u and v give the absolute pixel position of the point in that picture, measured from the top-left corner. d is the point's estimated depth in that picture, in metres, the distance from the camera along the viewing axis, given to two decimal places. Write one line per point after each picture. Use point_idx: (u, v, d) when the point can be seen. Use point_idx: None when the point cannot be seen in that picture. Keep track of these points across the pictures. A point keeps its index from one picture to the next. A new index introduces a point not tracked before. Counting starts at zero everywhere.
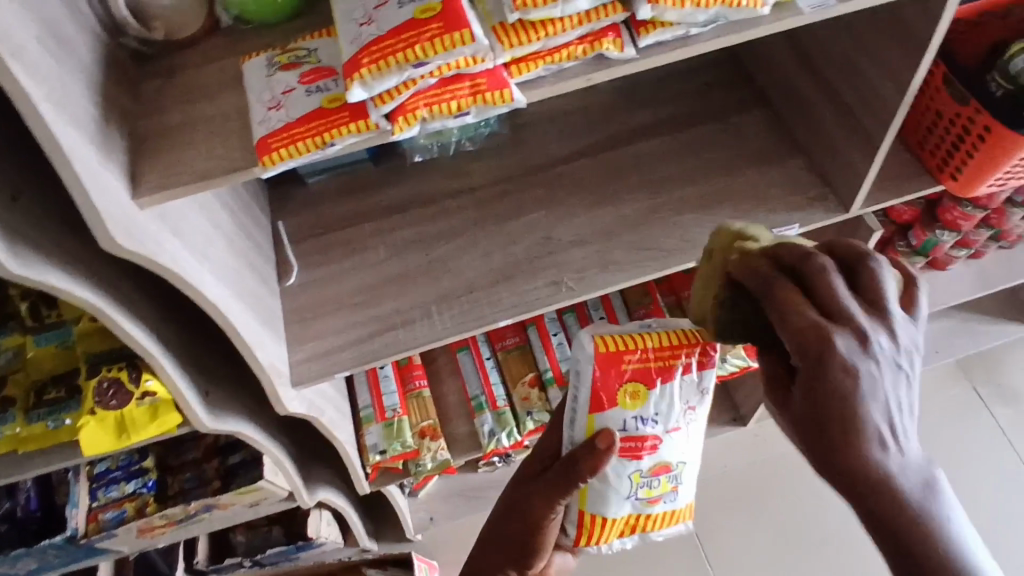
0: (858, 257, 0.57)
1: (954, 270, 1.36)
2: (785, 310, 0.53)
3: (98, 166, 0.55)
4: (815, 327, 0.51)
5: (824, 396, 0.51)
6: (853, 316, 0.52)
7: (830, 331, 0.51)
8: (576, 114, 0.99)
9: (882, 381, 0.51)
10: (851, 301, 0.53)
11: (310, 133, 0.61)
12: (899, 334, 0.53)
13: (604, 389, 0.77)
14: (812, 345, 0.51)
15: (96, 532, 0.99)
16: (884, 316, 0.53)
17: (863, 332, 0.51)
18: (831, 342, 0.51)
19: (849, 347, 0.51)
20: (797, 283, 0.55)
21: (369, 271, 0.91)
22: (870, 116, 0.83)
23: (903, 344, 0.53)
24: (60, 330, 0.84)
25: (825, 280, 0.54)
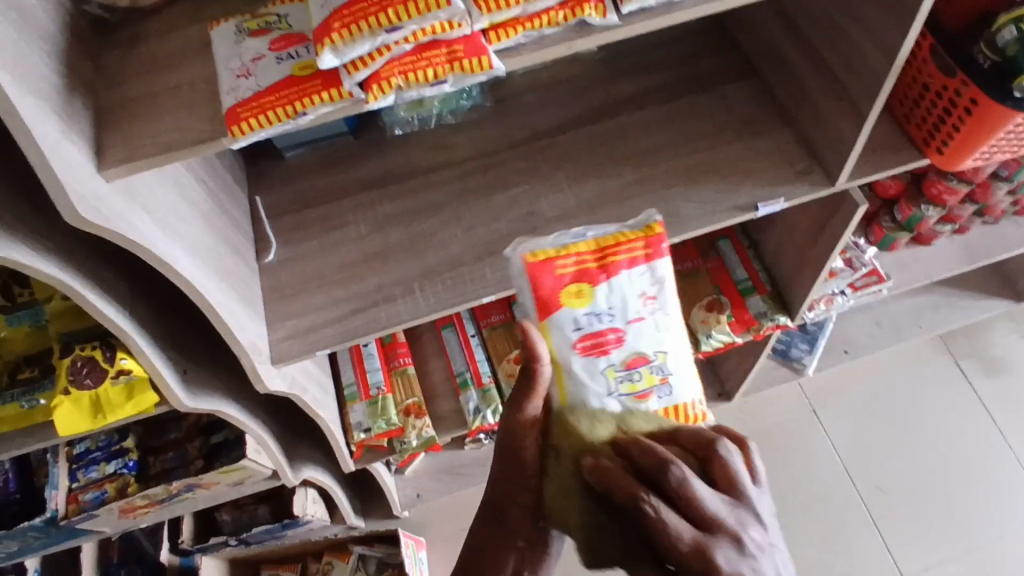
0: (663, 472, 0.53)
1: (939, 244, 1.36)
2: (670, 534, 0.51)
3: (61, 140, 0.53)
4: (701, 553, 0.50)
5: None
6: (727, 522, 0.52)
7: (714, 551, 0.50)
8: (559, 86, 0.97)
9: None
10: (687, 524, 0.51)
11: (281, 102, 0.58)
12: (740, 531, 0.52)
13: (546, 291, 0.63)
14: (701, 570, 0.50)
15: (76, 513, 0.98)
16: (719, 525, 0.52)
17: (739, 544, 0.51)
18: (716, 564, 0.50)
19: (760, 564, 0.51)
20: (682, 476, 0.52)
21: (350, 247, 0.89)
22: (858, 87, 0.82)
23: (751, 539, 0.52)
24: (32, 310, 0.80)
25: (682, 496, 0.52)
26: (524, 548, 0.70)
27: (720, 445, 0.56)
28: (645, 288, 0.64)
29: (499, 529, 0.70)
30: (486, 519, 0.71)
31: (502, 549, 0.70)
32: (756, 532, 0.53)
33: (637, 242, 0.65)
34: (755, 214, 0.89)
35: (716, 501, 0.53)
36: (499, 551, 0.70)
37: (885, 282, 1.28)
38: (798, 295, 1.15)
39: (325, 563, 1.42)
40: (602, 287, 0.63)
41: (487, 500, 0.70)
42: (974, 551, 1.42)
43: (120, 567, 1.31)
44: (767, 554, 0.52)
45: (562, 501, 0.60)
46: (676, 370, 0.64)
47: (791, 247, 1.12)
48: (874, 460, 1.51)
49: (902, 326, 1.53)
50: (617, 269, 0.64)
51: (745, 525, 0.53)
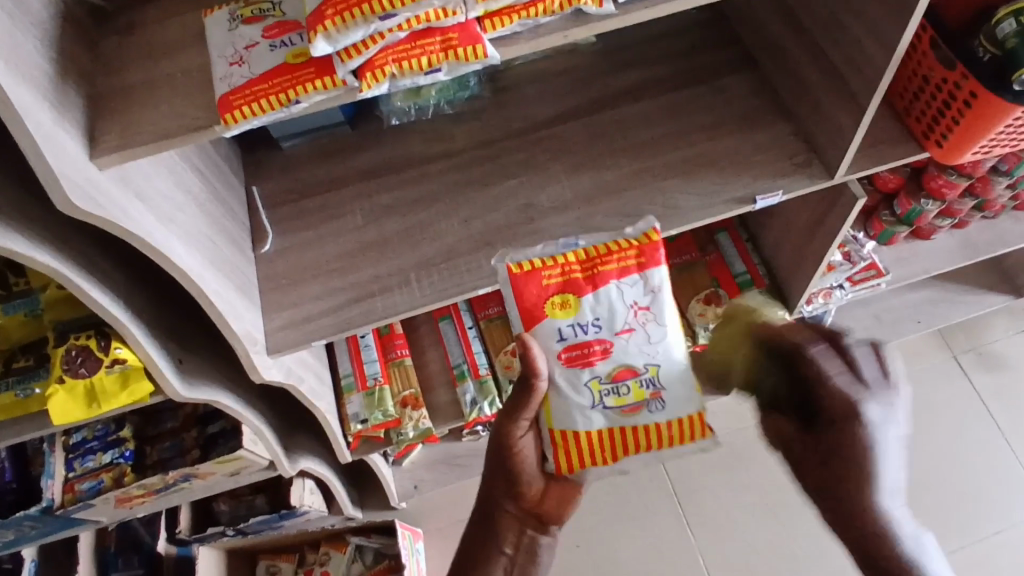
0: (834, 337, 0.68)
1: (938, 239, 1.35)
2: (818, 380, 0.65)
3: (53, 127, 0.53)
4: (848, 400, 0.64)
5: (851, 451, 0.63)
6: (877, 387, 0.65)
7: (857, 402, 0.64)
8: (558, 77, 0.97)
9: (879, 442, 0.63)
10: (844, 377, 0.65)
11: (274, 90, 0.58)
12: (892, 403, 0.65)
13: (536, 303, 0.73)
14: (841, 412, 0.64)
15: (73, 503, 0.98)
16: (872, 391, 0.65)
17: (887, 400, 0.65)
18: (863, 414, 0.63)
19: (880, 420, 0.64)
20: (821, 351, 0.66)
21: (346, 238, 0.89)
22: (857, 80, 0.81)
23: (897, 415, 0.65)
24: (28, 298, 0.80)
25: (841, 362, 0.66)
26: (511, 554, 0.76)
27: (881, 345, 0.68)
28: (636, 299, 0.74)
29: (489, 535, 0.76)
30: (476, 526, 0.77)
31: (491, 553, 0.76)
32: (896, 403, 0.65)
33: (627, 255, 0.75)
34: (752, 207, 0.89)
35: (867, 366, 0.66)
36: (490, 556, 0.76)
37: (884, 276, 1.29)
38: (796, 288, 1.15)
39: (323, 554, 1.42)
40: (587, 299, 0.73)
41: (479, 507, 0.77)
42: (970, 545, 1.43)
43: (117, 556, 1.31)
44: (886, 416, 0.64)
45: (726, 344, 0.77)
46: (665, 382, 0.74)
47: (789, 241, 1.12)
48: None
49: (901, 321, 1.53)
50: (606, 280, 0.74)
51: (882, 392, 0.65)
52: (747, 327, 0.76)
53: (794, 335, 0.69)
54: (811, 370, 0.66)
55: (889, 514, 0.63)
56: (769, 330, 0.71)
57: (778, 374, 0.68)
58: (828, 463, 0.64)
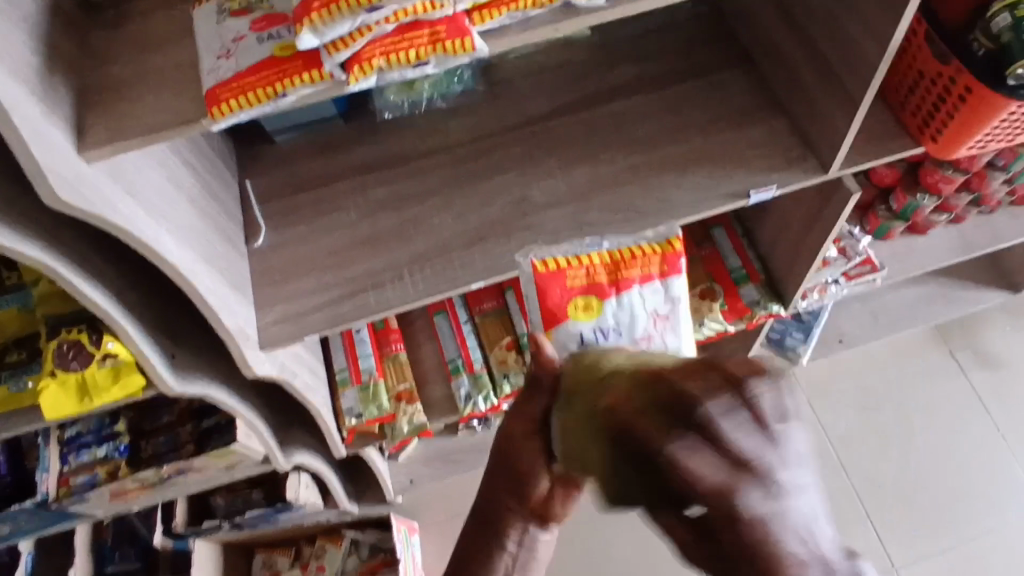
0: (695, 401, 0.41)
1: (934, 234, 1.35)
2: (683, 478, 0.40)
3: (41, 121, 0.53)
4: (719, 489, 0.39)
5: (766, 558, 0.38)
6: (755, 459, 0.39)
7: (735, 487, 0.39)
8: (553, 71, 0.96)
9: (784, 535, 0.38)
10: (747, 449, 0.39)
11: (261, 83, 0.58)
12: (781, 469, 0.40)
13: (558, 304, 0.71)
14: (728, 518, 0.39)
15: (67, 496, 0.98)
16: (757, 462, 0.39)
17: (770, 489, 0.39)
18: (741, 505, 0.39)
19: (791, 508, 0.39)
20: (719, 411, 0.40)
21: (339, 233, 0.89)
22: (852, 74, 0.81)
23: (798, 472, 0.40)
24: (21, 293, 0.80)
25: (707, 432, 0.40)
26: (513, 553, 0.71)
27: (763, 378, 0.41)
28: (656, 307, 0.72)
29: (489, 533, 0.71)
30: (475, 525, 0.72)
31: (491, 552, 0.70)
32: (798, 448, 0.40)
33: (653, 260, 0.73)
34: (746, 201, 0.88)
35: (754, 437, 0.40)
36: (492, 553, 0.70)
37: (878, 271, 1.28)
38: (791, 284, 1.15)
39: (318, 548, 1.43)
40: (609, 304, 0.71)
41: (478, 507, 0.72)
42: (964, 541, 1.43)
43: (114, 550, 1.33)
44: (800, 503, 0.39)
45: (578, 437, 0.55)
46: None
47: (784, 236, 1.12)
48: (867, 451, 1.51)
49: (896, 318, 1.53)
50: (629, 286, 0.72)
51: (779, 465, 0.40)
52: (587, 405, 0.54)
53: (644, 411, 0.44)
54: (670, 470, 0.41)
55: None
56: (643, 382, 0.47)
57: (638, 476, 0.44)
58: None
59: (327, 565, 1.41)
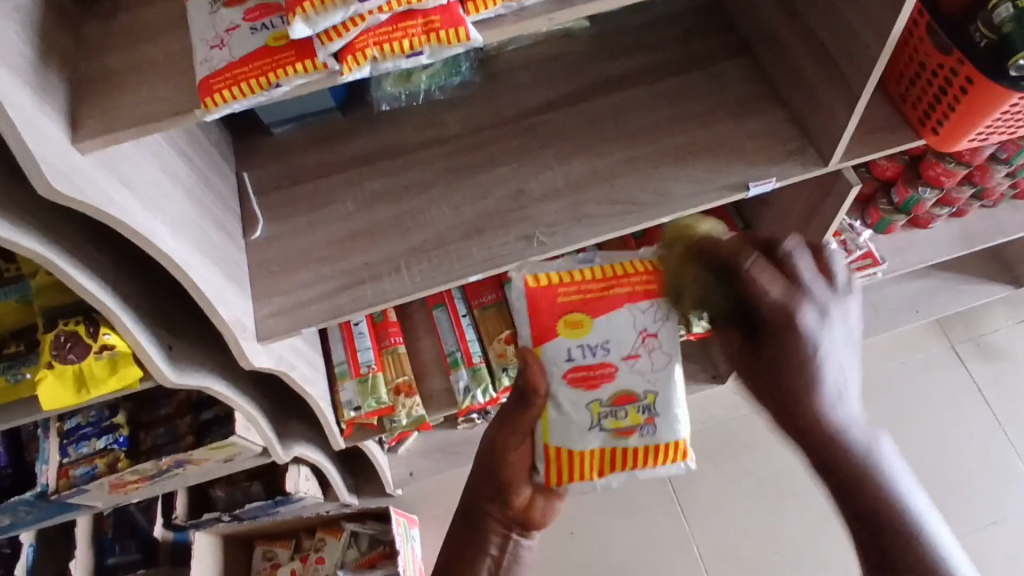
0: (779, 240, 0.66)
1: (935, 228, 1.34)
2: (754, 288, 0.62)
3: (33, 111, 0.52)
4: (784, 305, 0.61)
5: (795, 362, 0.60)
6: (810, 292, 0.62)
7: (799, 307, 0.61)
8: (551, 62, 0.96)
9: (819, 349, 0.60)
10: (813, 280, 0.63)
11: (254, 74, 0.58)
12: (827, 308, 0.62)
13: (545, 321, 0.75)
14: (778, 320, 0.61)
15: (67, 488, 0.98)
16: (809, 294, 0.62)
17: (821, 314, 0.61)
18: (799, 317, 0.61)
19: (822, 328, 0.61)
20: (794, 245, 0.65)
21: (336, 225, 0.89)
22: (851, 66, 0.80)
23: (832, 318, 0.62)
24: (19, 284, 0.81)
25: (767, 266, 0.63)
26: (496, 555, 0.74)
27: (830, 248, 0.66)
28: (646, 325, 0.75)
29: (473, 535, 0.74)
30: (460, 530, 0.75)
31: (476, 554, 0.74)
32: (846, 309, 0.63)
33: (643, 278, 0.76)
34: (745, 193, 0.88)
35: (813, 265, 0.64)
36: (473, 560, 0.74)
37: (880, 264, 1.29)
38: None
39: (318, 540, 1.43)
40: (597, 322, 0.75)
41: (461, 512, 0.77)
42: (964, 534, 1.43)
43: (114, 542, 1.34)
44: (829, 329, 0.61)
45: (671, 270, 0.73)
46: (662, 410, 0.76)
47: (785, 229, 1.11)
48: None
49: (898, 311, 1.52)
50: (618, 303, 0.75)
51: (831, 302, 0.63)
52: (685, 249, 0.73)
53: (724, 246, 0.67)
54: (746, 280, 0.63)
55: (876, 458, 0.58)
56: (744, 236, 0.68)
57: (721, 291, 0.66)
58: (776, 376, 0.61)
59: (326, 557, 1.41)
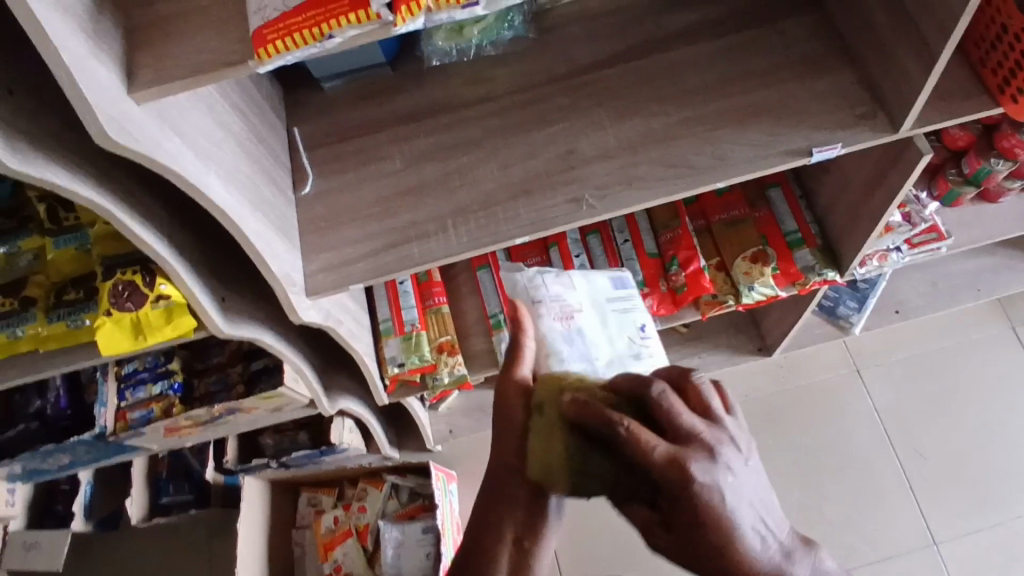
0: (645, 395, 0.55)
1: (1006, 201, 1.27)
2: (651, 460, 0.52)
3: (89, 58, 0.53)
4: (683, 472, 0.52)
5: (710, 520, 0.53)
6: (703, 439, 0.54)
7: (694, 467, 0.52)
8: (607, 17, 0.92)
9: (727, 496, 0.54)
10: (694, 421, 0.55)
11: (307, 23, 0.57)
12: (721, 447, 0.54)
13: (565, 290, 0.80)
14: (676, 489, 0.53)
15: (124, 430, 1.03)
16: (704, 439, 0.54)
17: (714, 460, 0.53)
18: (698, 478, 0.52)
19: (732, 480, 0.54)
20: (662, 390, 0.55)
21: (384, 182, 0.88)
22: (933, 24, 0.75)
23: (724, 452, 0.54)
24: (77, 234, 0.84)
25: (667, 416, 0.54)
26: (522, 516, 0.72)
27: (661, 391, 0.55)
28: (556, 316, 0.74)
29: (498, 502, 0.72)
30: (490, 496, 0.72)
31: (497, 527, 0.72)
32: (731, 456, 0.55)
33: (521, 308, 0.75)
34: (808, 159, 0.84)
35: (694, 419, 0.55)
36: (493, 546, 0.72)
37: (946, 240, 1.22)
38: (849, 249, 1.10)
39: (360, 489, 1.47)
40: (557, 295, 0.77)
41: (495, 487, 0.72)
42: (1013, 521, 1.38)
43: (168, 481, 1.43)
44: (739, 480, 0.54)
45: (542, 444, 0.63)
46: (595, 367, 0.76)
47: (846, 200, 1.07)
48: (915, 425, 1.46)
49: (958, 289, 1.45)
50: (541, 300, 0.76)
51: (716, 439, 0.54)
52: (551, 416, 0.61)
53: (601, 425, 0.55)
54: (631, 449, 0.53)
55: None
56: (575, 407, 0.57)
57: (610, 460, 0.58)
58: (691, 537, 0.54)
59: (369, 506, 1.44)
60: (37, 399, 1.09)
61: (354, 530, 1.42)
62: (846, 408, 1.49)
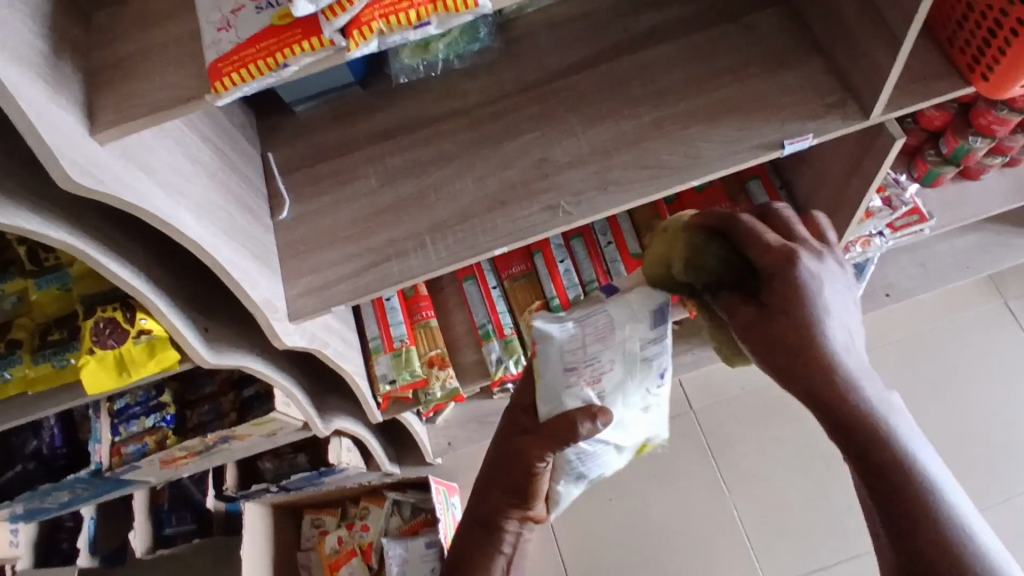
0: (769, 211, 0.67)
1: (988, 178, 1.28)
2: (753, 230, 0.62)
3: (48, 105, 0.53)
4: (783, 248, 0.60)
5: (784, 287, 0.59)
6: (808, 244, 0.62)
7: (793, 248, 0.60)
8: (573, 23, 0.92)
9: (818, 281, 0.59)
10: (809, 236, 0.63)
11: (262, 55, 0.57)
12: (825, 255, 0.61)
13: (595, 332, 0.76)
14: (774, 259, 0.60)
15: (120, 465, 1.03)
16: (807, 243, 0.62)
17: (820, 256, 0.61)
18: (793, 253, 0.60)
19: (827, 276, 0.60)
20: (786, 210, 0.66)
21: (360, 202, 0.88)
22: (894, 11, 0.76)
23: (831, 259, 0.61)
24: (59, 273, 0.83)
25: (785, 223, 0.65)
26: (509, 552, 0.79)
27: (778, 208, 0.66)
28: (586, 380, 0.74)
29: (488, 531, 0.79)
30: (478, 512, 0.80)
31: (488, 554, 0.79)
32: (832, 261, 0.61)
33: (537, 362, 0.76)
34: (780, 152, 0.85)
35: (805, 233, 0.64)
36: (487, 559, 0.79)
37: (927, 221, 1.21)
38: (832, 238, 1.10)
39: (362, 508, 1.47)
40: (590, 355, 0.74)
41: (477, 508, 0.80)
42: (1017, 497, 1.38)
43: (170, 512, 1.43)
44: (837, 280, 0.60)
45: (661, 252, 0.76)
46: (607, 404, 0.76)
47: (825, 188, 1.07)
48: (914, 407, 1.46)
49: (947, 268, 1.45)
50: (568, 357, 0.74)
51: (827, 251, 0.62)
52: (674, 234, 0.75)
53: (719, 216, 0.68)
54: (747, 229, 0.63)
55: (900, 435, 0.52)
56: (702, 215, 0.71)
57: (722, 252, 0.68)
58: (770, 307, 0.59)
59: (371, 525, 1.44)
60: (32, 439, 1.08)
61: (357, 550, 1.42)
62: None
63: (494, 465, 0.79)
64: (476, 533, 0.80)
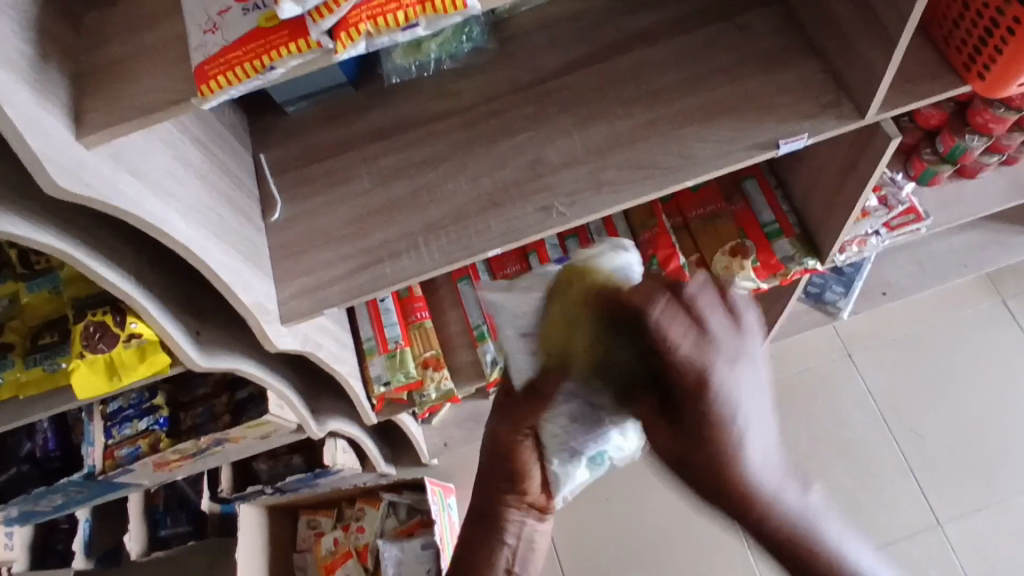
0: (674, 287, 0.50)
1: (984, 177, 1.27)
2: (664, 339, 0.47)
3: (35, 109, 0.53)
4: (697, 369, 0.47)
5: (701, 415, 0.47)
6: (722, 343, 0.48)
7: (705, 363, 0.47)
8: (567, 23, 0.92)
9: (734, 396, 0.47)
10: (720, 322, 0.48)
11: (249, 57, 0.56)
12: (738, 359, 0.48)
13: None
14: (688, 385, 0.47)
15: (113, 468, 1.02)
16: (717, 341, 0.48)
17: (734, 361, 0.47)
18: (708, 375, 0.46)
19: (747, 387, 0.48)
20: (696, 287, 0.50)
21: (353, 203, 0.88)
22: (890, 10, 0.75)
23: (750, 350, 0.49)
24: (50, 276, 0.83)
25: (689, 308, 0.48)
26: (515, 544, 0.71)
27: (687, 285, 0.50)
28: None
29: (488, 522, 0.71)
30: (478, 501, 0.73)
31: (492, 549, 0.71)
32: (749, 360, 0.48)
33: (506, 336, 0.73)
34: (775, 152, 0.84)
35: (719, 322, 0.48)
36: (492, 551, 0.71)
37: (924, 220, 1.21)
38: (828, 237, 1.10)
39: (358, 509, 1.46)
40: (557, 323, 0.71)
41: (474, 502, 0.73)
42: (1014, 497, 1.38)
43: (166, 514, 1.43)
44: (755, 385, 0.48)
45: (559, 325, 0.58)
46: None
47: (820, 188, 1.06)
48: (911, 406, 1.46)
49: (944, 267, 1.45)
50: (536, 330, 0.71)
51: (743, 344, 0.48)
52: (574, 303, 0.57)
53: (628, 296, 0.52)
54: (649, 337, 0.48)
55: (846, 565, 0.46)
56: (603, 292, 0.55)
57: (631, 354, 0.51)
58: (690, 439, 0.47)
59: (367, 526, 1.44)
60: (26, 442, 1.08)
61: (354, 551, 1.41)
62: (839, 393, 1.49)
63: (484, 448, 0.74)
64: (477, 529, 0.71)
